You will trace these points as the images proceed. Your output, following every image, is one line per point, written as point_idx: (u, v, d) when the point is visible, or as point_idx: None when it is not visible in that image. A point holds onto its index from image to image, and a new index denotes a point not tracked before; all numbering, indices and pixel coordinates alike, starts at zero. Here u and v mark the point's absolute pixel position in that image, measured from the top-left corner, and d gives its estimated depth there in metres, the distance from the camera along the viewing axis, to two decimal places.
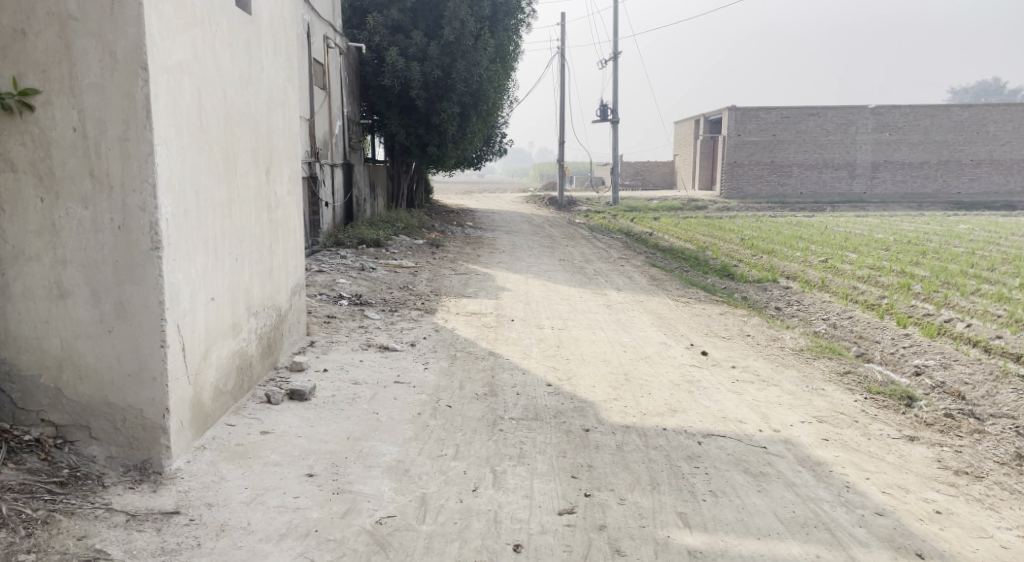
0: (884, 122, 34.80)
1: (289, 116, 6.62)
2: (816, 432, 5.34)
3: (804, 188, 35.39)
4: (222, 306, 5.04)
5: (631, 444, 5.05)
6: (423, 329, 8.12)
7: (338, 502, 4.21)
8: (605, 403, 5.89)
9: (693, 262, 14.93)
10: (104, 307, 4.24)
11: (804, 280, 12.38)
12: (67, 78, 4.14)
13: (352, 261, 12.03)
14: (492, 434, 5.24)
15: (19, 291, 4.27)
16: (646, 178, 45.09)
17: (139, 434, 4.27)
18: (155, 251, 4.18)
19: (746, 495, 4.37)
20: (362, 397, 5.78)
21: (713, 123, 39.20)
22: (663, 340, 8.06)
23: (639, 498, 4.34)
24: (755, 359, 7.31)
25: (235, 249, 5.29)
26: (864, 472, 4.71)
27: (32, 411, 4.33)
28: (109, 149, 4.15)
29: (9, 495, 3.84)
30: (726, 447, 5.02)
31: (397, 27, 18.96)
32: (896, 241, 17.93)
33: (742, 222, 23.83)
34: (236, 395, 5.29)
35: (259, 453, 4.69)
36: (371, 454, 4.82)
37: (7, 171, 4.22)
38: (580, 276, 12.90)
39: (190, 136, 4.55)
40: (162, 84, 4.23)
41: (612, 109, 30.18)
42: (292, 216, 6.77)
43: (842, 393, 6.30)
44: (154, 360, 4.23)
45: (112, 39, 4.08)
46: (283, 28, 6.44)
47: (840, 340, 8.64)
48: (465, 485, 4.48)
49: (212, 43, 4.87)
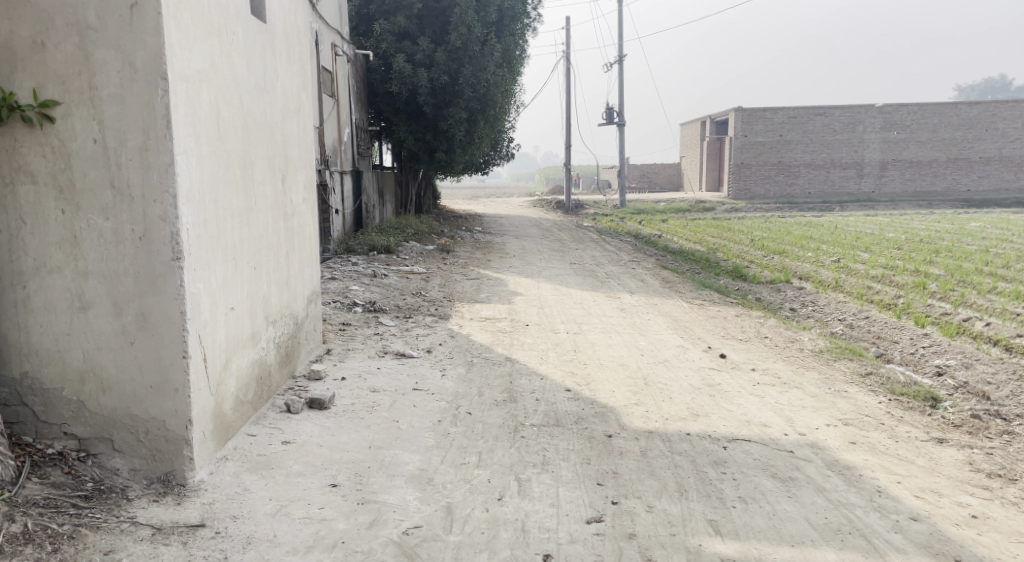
0: (891, 120, 34.68)
1: (303, 124, 6.60)
2: (842, 435, 5.28)
3: (812, 188, 35.26)
4: (242, 315, 5.02)
5: (656, 450, 5.00)
6: (438, 335, 8.08)
7: (364, 512, 4.17)
8: (626, 408, 5.83)
9: (704, 264, 14.85)
10: (125, 319, 4.21)
11: (818, 281, 12.30)
12: (87, 88, 4.12)
13: (364, 268, 11.99)
14: (514, 441, 5.19)
15: (40, 303, 4.25)
16: (653, 180, 45.04)
17: (161, 446, 4.25)
18: (176, 262, 4.15)
19: (777, 501, 4.32)
20: (381, 405, 5.74)
21: (720, 124, 39.11)
22: (680, 343, 8.00)
23: (667, 505, 4.29)
24: (774, 362, 7.24)
25: (253, 258, 5.27)
26: (894, 475, 4.65)
27: (54, 425, 4.30)
28: (129, 160, 4.12)
29: (34, 510, 3.81)
30: (752, 451, 4.96)
31: (404, 34, 18.81)
32: (908, 239, 17.83)
33: (751, 223, 23.80)
34: (256, 405, 5.26)
35: (281, 463, 4.66)
36: (394, 463, 4.78)
37: (27, 183, 4.19)
38: (592, 279, 12.86)
39: (209, 145, 4.53)
40: (181, 93, 4.20)
41: (619, 112, 30.17)
42: (308, 224, 6.74)
43: (866, 395, 6.23)
44: (176, 371, 4.20)
45: (131, 49, 4.06)
46: (297, 36, 6.43)
47: (858, 341, 8.56)
48: (491, 494, 4.44)
49: (229, 52, 4.85)
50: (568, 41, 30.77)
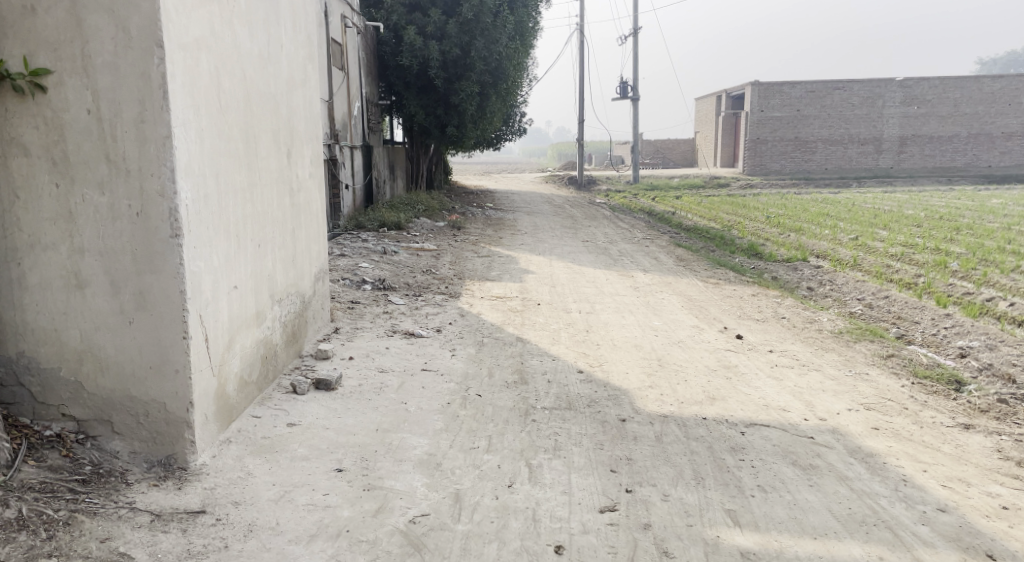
0: (912, 95, 34.06)
1: (309, 96, 6.42)
2: (864, 420, 5.10)
3: (829, 163, 34.73)
4: (246, 294, 4.88)
5: (671, 435, 4.84)
6: (448, 314, 7.93)
7: (369, 499, 4.05)
8: (640, 391, 5.68)
9: (718, 242, 14.59)
10: (123, 298, 4.07)
11: (836, 259, 12.04)
12: (80, 57, 3.95)
13: (374, 244, 11.84)
14: (525, 425, 5.05)
15: (35, 281, 4.12)
16: (666, 156, 44.62)
17: (162, 429, 4.12)
18: (175, 239, 4.00)
19: (798, 491, 4.16)
20: (390, 387, 5.61)
21: (735, 99, 38.57)
22: (696, 323, 7.82)
23: (684, 494, 4.14)
24: (793, 344, 7.04)
25: (257, 236, 5.11)
26: (920, 463, 4.48)
27: (53, 406, 4.19)
28: (125, 132, 3.96)
29: (29, 495, 3.70)
30: (771, 437, 4.80)
31: (415, 6, 18.53)
32: (928, 216, 17.49)
33: (767, 199, 23.44)
34: (261, 386, 5.14)
35: (286, 447, 4.53)
36: (402, 447, 4.64)
37: (20, 155, 4.05)
38: (605, 257, 12.65)
39: (209, 117, 4.36)
40: (179, 63, 4.03)
41: (633, 86, 29.79)
42: (315, 200, 6.58)
43: (888, 378, 6.04)
44: (176, 352, 4.06)
45: (125, 15, 3.88)
46: (303, 6, 6.24)
47: (877, 321, 8.34)
48: (501, 481, 4.30)
49: (230, 19, 4.67)
50: (582, 14, 30.30)
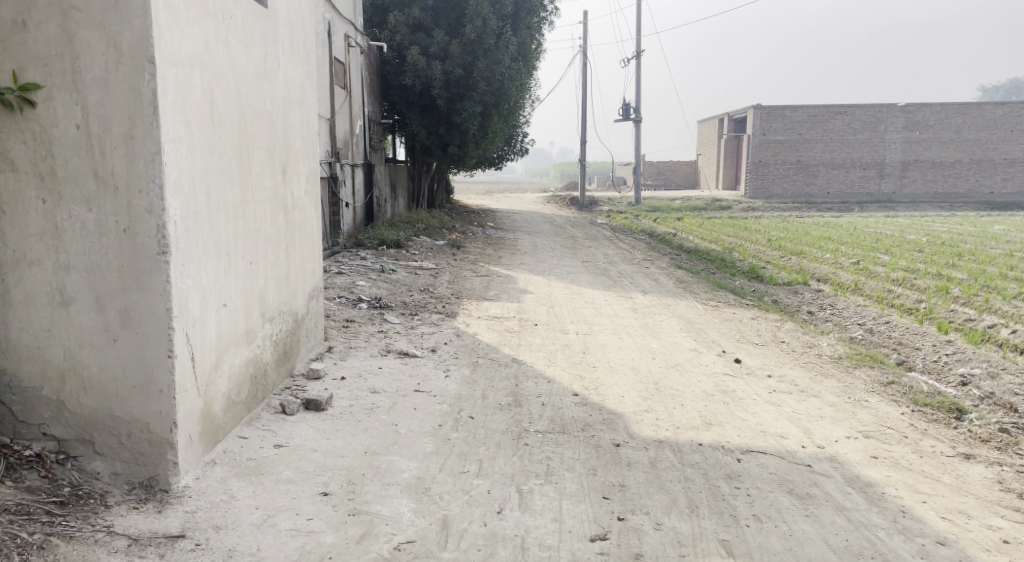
0: (914, 120, 34.11)
1: (307, 114, 6.38)
2: (863, 448, 5.00)
3: (831, 187, 34.72)
4: (235, 312, 4.80)
5: (666, 461, 4.75)
6: (444, 334, 7.85)
7: (354, 525, 3.95)
8: (636, 416, 5.58)
9: (719, 264, 14.53)
10: (108, 316, 4.00)
11: (837, 283, 11.96)
12: (70, 72, 3.91)
13: (372, 262, 11.79)
14: (517, 449, 4.96)
15: (19, 298, 4.05)
16: (669, 178, 44.68)
17: (144, 449, 4.04)
18: (162, 256, 3.94)
19: (794, 521, 4.06)
20: (381, 408, 5.52)
21: (738, 122, 38.67)
22: (694, 346, 7.72)
23: (677, 523, 4.05)
24: (792, 369, 6.95)
25: (249, 254, 5.05)
26: (919, 494, 4.38)
27: (33, 425, 4.10)
28: (114, 148, 3.91)
29: (4, 517, 3.62)
30: (767, 465, 4.70)
31: (419, 26, 18.60)
32: (930, 242, 17.42)
33: (768, 223, 23.39)
34: (249, 406, 5.05)
35: (272, 469, 4.44)
36: (391, 470, 4.55)
37: (7, 170, 3.99)
38: (605, 278, 12.58)
39: (201, 133, 4.31)
40: (171, 79, 3.99)
41: (635, 108, 29.87)
42: (310, 218, 6.53)
43: (888, 405, 5.94)
44: (161, 371, 3.98)
45: (116, 30, 3.84)
46: (302, 25, 6.22)
47: (878, 347, 8.23)
48: (490, 506, 4.21)
49: (225, 37, 4.63)
50: (586, 36, 30.45)
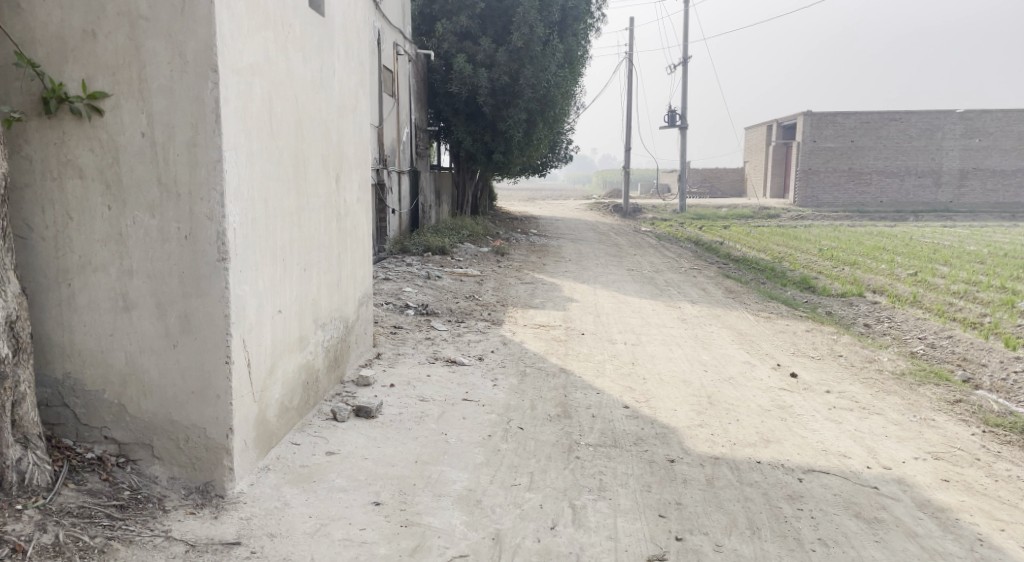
0: (973, 128, 33.26)
1: (360, 121, 6.38)
2: (933, 471, 4.82)
3: (884, 196, 33.97)
4: (290, 318, 4.81)
5: (724, 479, 4.63)
6: (490, 342, 7.80)
7: (407, 536, 3.92)
8: (690, 430, 5.46)
9: (769, 274, 14.25)
10: (169, 321, 4.03)
11: (894, 295, 11.65)
12: (137, 81, 3.94)
13: (418, 268, 11.80)
14: (568, 462, 4.88)
15: (83, 303, 4.09)
16: (714, 186, 44.19)
17: (202, 454, 4.06)
18: (221, 262, 3.95)
19: (863, 547, 3.93)
20: (430, 416, 5.48)
21: (786, 129, 38.06)
22: (747, 359, 7.56)
23: (738, 545, 3.95)
24: (851, 384, 6.74)
25: (303, 260, 5.06)
26: (996, 521, 4.21)
27: (95, 428, 4.15)
28: (177, 155, 3.94)
29: (67, 520, 3.64)
30: (831, 486, 4.56)
31: (466, 34, 18.63)
32: (992, 253, 16.91)
33: (819, 232, 22.97)
34: (301, 412, 5.04)
35: (324, 476, 4.42)
36: (442, 481, 4.51)
37: (74, 177, 4.03)
38: (652, 287, 12.43)
39: (260, 141, 4.32)
40: (232, 87, 4.00)
41: (681, 115, 29.57)
42: (361, 224, 6.53)
43: (956, 425, 5.73)
44: (218, 377, 4.00)
45: (182, 40, 3.87)
46: (357, 34, 6.24)
47: (941, 362, 7.98)
48: (543, 522, 4.14)
49: (285, 45, 4.65)
50: (632, 43, 30.27)
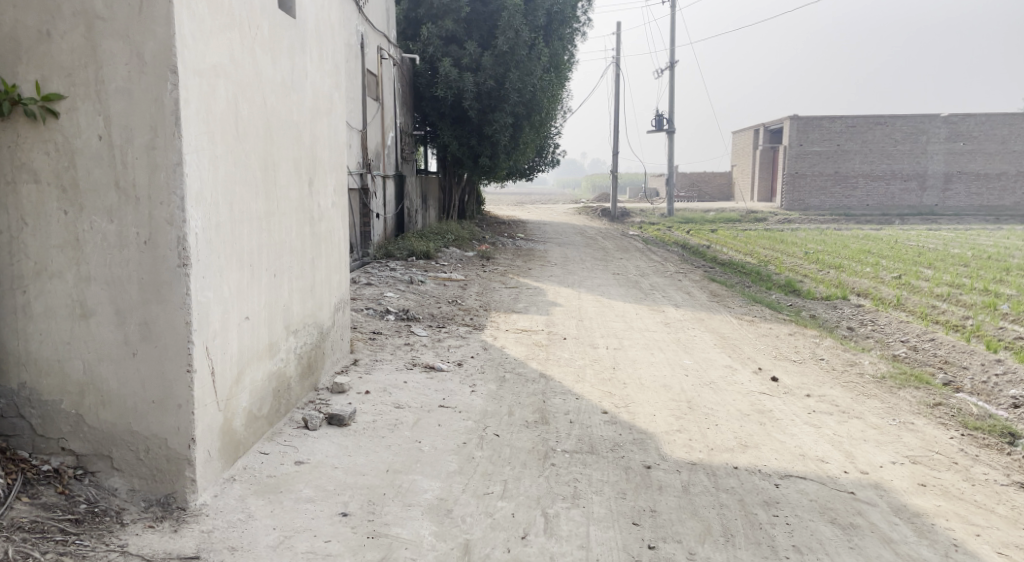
0: (957, 131, 33.41)
1: (334, 124, 6.28)
2: (910, 475, 4.75)
3: (870, 200, 34.09)
4: (258, 324, 4.70)
5: (699, 485, 4.55)
6: (470, 347, 7.70)
7: (373, 548, 3.83)
8: (668, 435, 5.38)
9: (754, 277, 14.22)
10: (128, 329, 3.92)
11: (877, 298, 11.61)
12: (93, 82, 3.85)
13: (401, 273, 11.70)
14: (543, 469, 4.79)
15: (40, 310, 3.98)
16: (702, 189, 44.24)
17: (162, 466, 3.94)
18: (182, 268, 3.85)
19: (837, 554, 3.85)
20: (404, 424, 5.38)
21: (773, 133, 38.13)
22: (729, 363, 7.49)
23: (711, 553, 3.87)
24: (832, 388, 6.68)
25: (273, 265, 4.95)
26: (972, 526, 4.14)
27: (52, 439, 4.04)
28: (136, 158, 3.84)
29: (18, 535, 3.53)
30: (807, 491, 4.48)
31: (452, 38, 18.56)
32: (976, 256, 16.93)
33: (804, 235, 22.97)
34: (271, 420, 4.93)
35: (291, 487, 4.32)
36: (412, 490, 4.41)
37: (29, 181, 3.93)
38: (636, 290, 12.36)
39: (224, 144, 4.22)
40: (193, 88, 3.90)
41: (668, 119, 29.57)
42: (337, 229, 6.43)
43: (936, 429, 5.67)
44: (179, 387, 3.89)
45: (140, 40, 3.77)
46: (331, 35, 6.14)
47: (922, 365, 7.94)
48: (513, 531, 4.05)
49: (252, 47, 4.56)
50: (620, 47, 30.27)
